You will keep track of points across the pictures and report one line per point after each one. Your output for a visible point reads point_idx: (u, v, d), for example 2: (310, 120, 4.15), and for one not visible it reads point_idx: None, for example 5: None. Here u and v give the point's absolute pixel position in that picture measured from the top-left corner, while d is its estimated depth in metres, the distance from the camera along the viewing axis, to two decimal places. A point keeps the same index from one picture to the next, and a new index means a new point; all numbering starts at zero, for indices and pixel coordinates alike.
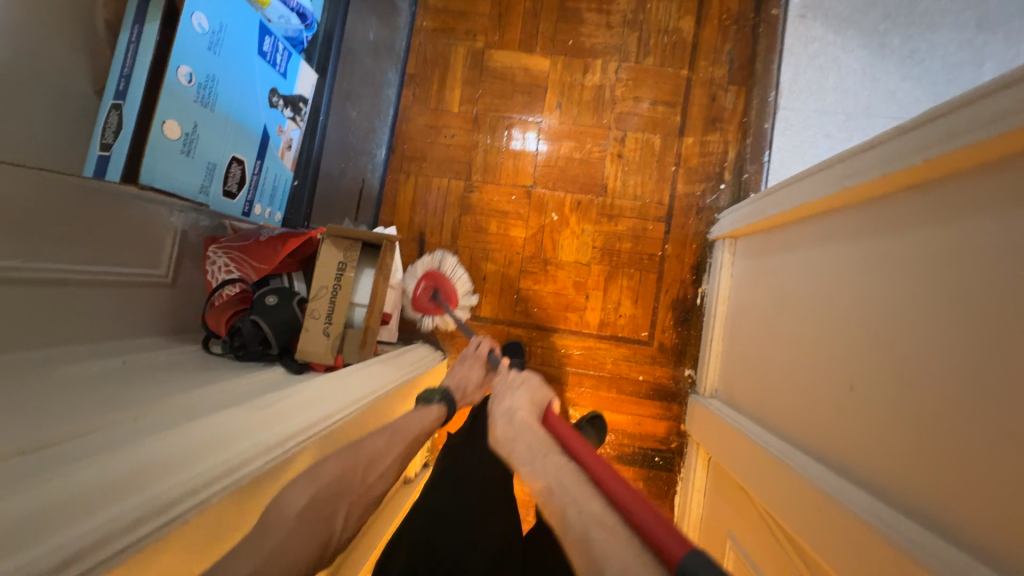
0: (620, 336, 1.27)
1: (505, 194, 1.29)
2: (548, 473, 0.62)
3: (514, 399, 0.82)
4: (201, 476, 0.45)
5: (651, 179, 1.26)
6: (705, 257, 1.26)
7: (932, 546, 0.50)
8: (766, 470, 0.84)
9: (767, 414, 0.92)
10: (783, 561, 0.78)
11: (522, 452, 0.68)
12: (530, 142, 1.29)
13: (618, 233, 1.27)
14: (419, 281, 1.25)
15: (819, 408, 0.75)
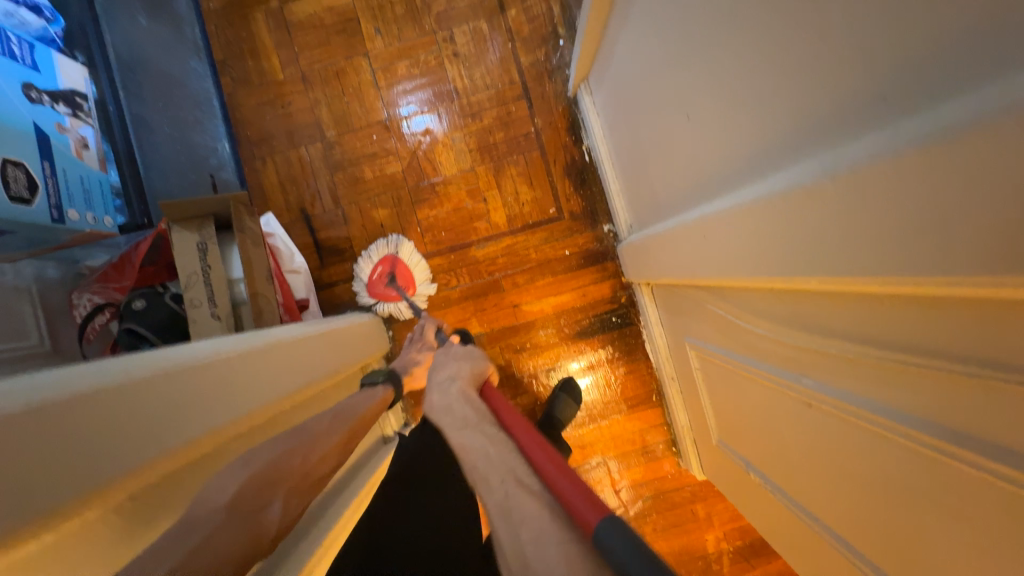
0: (532, 221, 1.26)
1: (366, 137, 1.26)
2: (474, 445, 0.59)
3: (450, 377, 0.81)
4: (72, 385, 0.39)
5: (495, 63, 1.25)
6: (576, 114, 1.26)
7: (768, 186, 0.50)
8: (672, 249, 0.84)
9: (664, 206, 0.92)
10: (723, 320, 0.78)
11: (453, 424, 0.66)
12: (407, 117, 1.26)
13: (488, 127, 1.25)
14: (375, 267, 1.23)
15: (688, 160, 0.75)
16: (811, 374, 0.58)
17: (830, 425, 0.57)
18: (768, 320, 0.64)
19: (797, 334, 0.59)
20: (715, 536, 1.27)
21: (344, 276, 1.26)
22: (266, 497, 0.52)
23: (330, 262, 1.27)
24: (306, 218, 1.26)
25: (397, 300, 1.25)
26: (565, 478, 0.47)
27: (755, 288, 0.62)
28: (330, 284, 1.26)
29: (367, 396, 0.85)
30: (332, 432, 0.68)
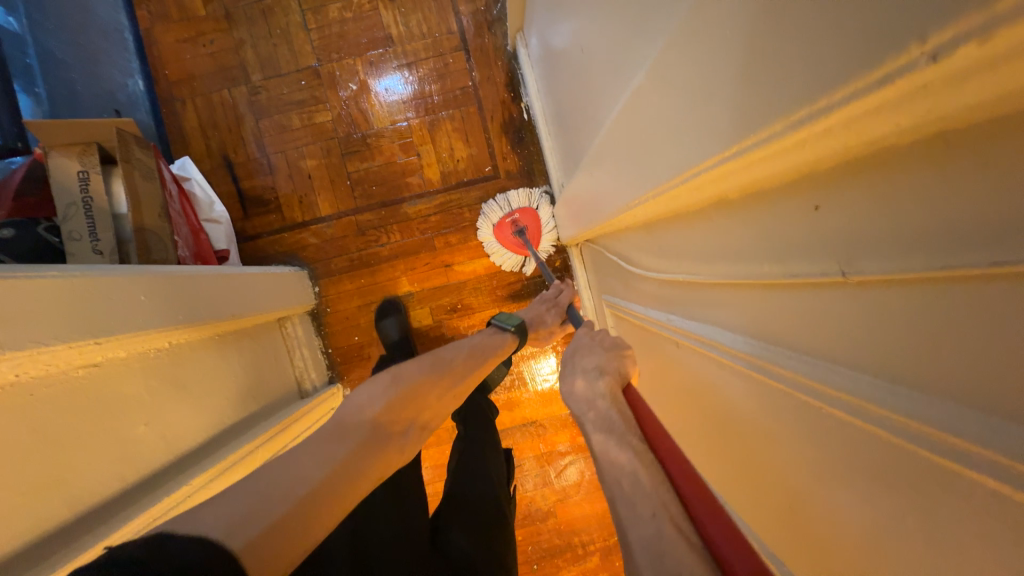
0: (467, 179, 1.23)
1: (295, 83, 1.19)
2: (621, 466, 0.46)
3: (593, 363, 0.63)
4: None
5: (432, 11, 1.19)
6: (515, 70, 1.22)
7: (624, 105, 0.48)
8: (582, 196, 0.82)
9: (580, 155, 0.91)
10: (621, 268, 0.78)
11: (594, 425, 0.52)
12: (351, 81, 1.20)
13: (424, 79, 1.21)
14: (514, 212, 1.19)
15: (590, 101, 0.73)
16: (680, 308, 0.56)
17: (690, 361, 0.55)
18: (650, 259, 0.62)
19: (668, 267, 0.56)
20: None
21: (268, 228, 1.21)
22: (400, 424, 0.60)
23: (254, 213, 1.21)
24: (228, 165, 1.20)
25: (518, 254, 1.21)
26: (716, 523, 0.37)
27: (633, 220, 0.59)
28: (254, 236, 1.21)
29: (499, 338, 0.86)
30: (465, 373, 0.73)
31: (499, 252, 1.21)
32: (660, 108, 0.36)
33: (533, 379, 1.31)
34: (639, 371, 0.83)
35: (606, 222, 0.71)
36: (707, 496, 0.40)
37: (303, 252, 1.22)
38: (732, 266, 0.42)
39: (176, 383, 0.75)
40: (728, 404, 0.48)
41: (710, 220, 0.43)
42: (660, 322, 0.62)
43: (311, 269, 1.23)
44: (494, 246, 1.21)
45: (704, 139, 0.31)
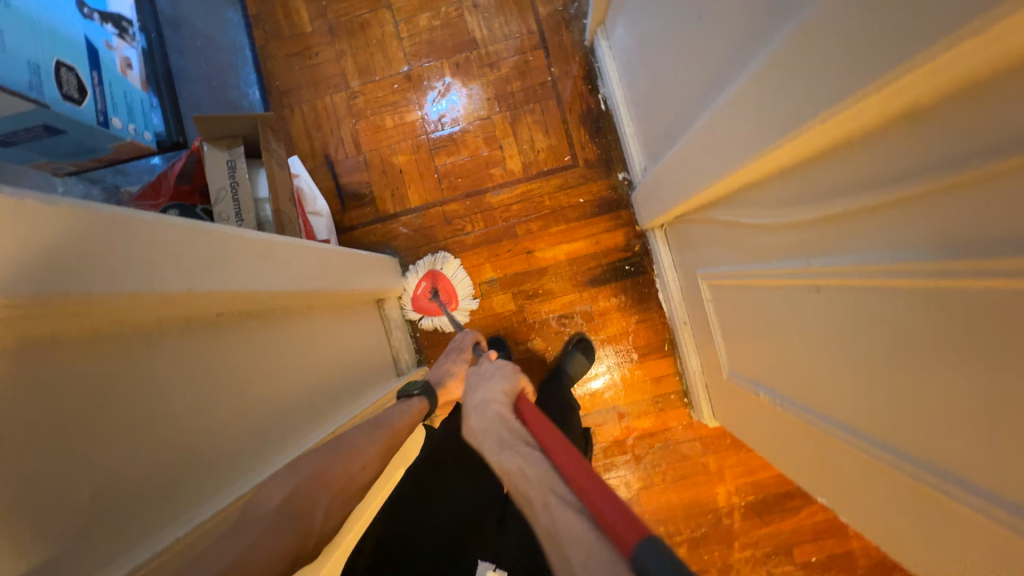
0: (547, 169, 1.28)
1: (388, 87, 1.30)
2: (514, 469, 0.61)
3: (488, 392, 0.81)
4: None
5: (513, 14, 1.27)
6: (592, 64, 1.27)
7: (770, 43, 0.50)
8: (684, 166, 0.84)
9: (672, 129, 0.93)
10: (729, 229, 0.79)
11: (493, 448, 0.67)
12: (440, 82, 1.29)
13: (506, 77, 1.28)
14: (420, 282, 1.28)
15: (691, 69, 0.76)
16: (812, 251, 0.57)
17: (831, 303, 0.56)
18: (771, 208, 0.63)
19: (797, 208, 0.57)
20: (729, 490, 1.26)
21: (364, 220, 1.31)
22: (311, 505, 0.57)
23: (351, 207, 1.31)
24: (329, 163, 1.31)
25: (439, 315, 1.28)
26: (603, 501, 0.49)
27: (756, 168, 0.61)
28: (349, 228, 1.31)
29: (405, 403, 0.84)
30: (373, 441, 0.70)
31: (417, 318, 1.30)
32: (842, 26, 0.38)
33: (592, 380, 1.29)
34: (752, 336, 0.83)
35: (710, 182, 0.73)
36: (592, 482, 0.52)
37: (394, 242, 1.31)
38: (890, 181, 0.42)
39: (304, 348, 0.82)
40: (885, 334, 0.48)
41: (863, 147, 0.45)
42: (786, 270, 0.63)
43: (401, 258, 1.31)
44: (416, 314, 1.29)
45: (908, 36, 0.33)
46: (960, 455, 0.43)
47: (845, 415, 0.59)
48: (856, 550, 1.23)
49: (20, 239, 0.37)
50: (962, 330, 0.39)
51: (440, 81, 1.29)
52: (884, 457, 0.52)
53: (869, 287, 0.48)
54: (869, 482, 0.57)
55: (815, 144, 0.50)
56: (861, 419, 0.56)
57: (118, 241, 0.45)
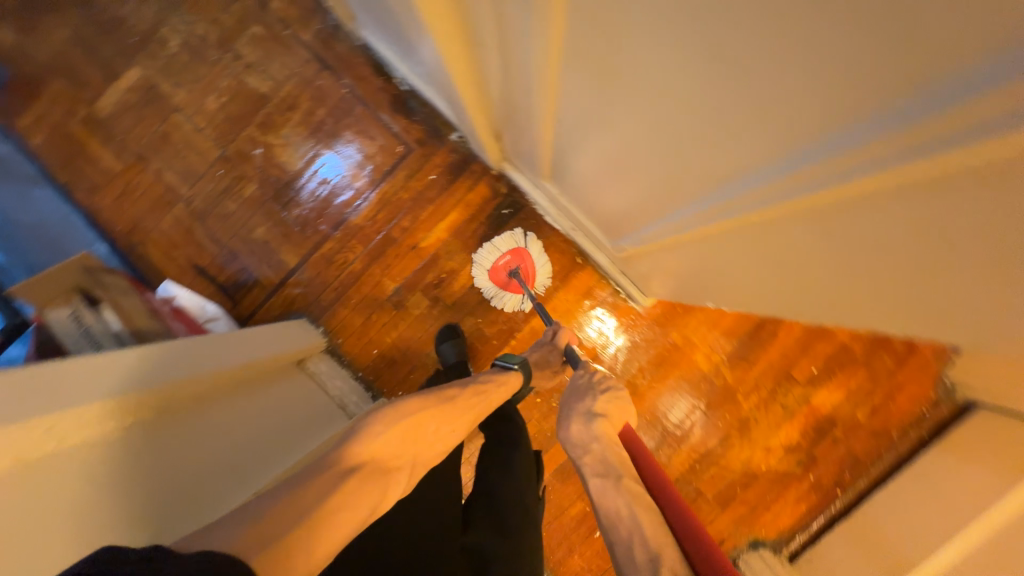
0: (388, 166, 1.30)
1: (216, 177, 1.32)
2: (615, 508, 0.60)
3: (592, 409, 0.79)
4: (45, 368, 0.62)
5: (284, 54, 1.30)
6: (374, 56, 1.29)
7: None
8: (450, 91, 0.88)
9: (431, 70, 0.98)
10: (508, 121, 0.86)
11: (592, 473, 0.68)
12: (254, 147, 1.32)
13: (310, 110, 1.30)
14: (505, 255, 1.25)
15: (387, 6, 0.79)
16: (530, 77, 0.58)
17: (575, 108, 0.56)
18: (496, 62, 0.64)
19: (496, 42, 0.58)
20: (706, 350, 1.24)
21: (259, 302, 1.31)
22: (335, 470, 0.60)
23: (241, 297, 1.32)
24: (202, 270, 1.32)
25: (516, 292, 1.26)
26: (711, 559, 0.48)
27: (453, 38, 0.62)
28: (251, 316, 1.31)
29: (502, 376, 0.92)
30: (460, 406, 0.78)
31: (495, 292, 1.26)
32: None
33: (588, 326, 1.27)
34: (592, 195, 0.83)
35: (460, 78, 0.75)
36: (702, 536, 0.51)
37: (295, 306, 1.31)
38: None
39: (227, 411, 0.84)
40: (604, 97, 0.49)
41: None
42: (542, 110, 0.63)
43: (310, 315, 1.31)
44: (490, 287, 1.26)
45: None
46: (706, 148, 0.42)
47: (666, 195, 0.59)
48: (845, 340, 1.20)
49: (75, 380, 0.63)
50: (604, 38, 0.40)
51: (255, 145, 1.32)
52: (702, 192, 0.51)
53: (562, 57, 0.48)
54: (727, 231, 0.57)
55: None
56: (671, 188, 0.56)
57: (119, 365, 0.71)
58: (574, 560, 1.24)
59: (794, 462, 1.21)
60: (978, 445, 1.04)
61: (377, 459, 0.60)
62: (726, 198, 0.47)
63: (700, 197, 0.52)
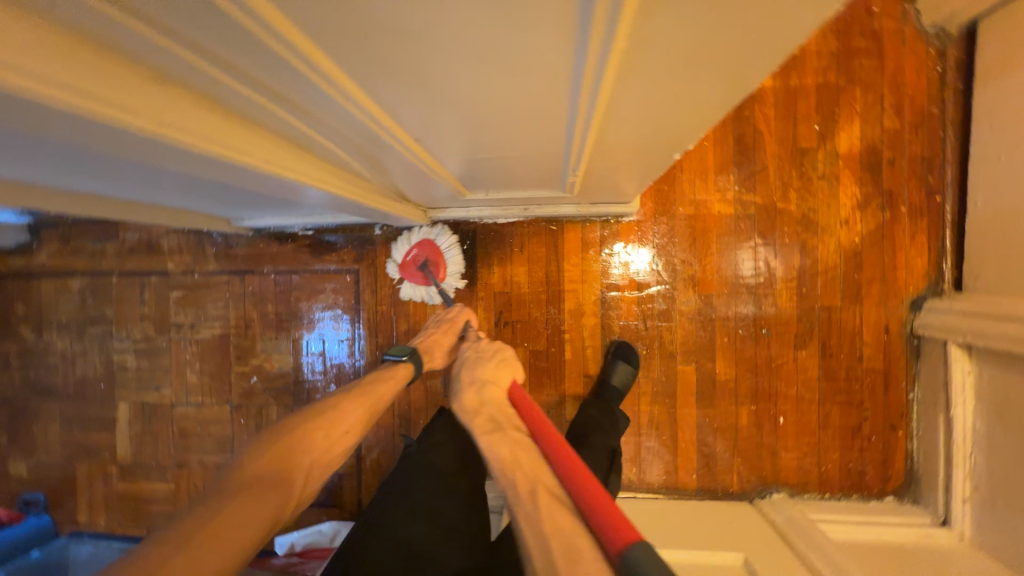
0: (353, 300, 1.30)
1: (241, 427, 1.34)
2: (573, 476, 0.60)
3: (485, 375, 0.81)
4: None
5: (208, 293, 1.33)
6: (270, 232, 1.32)
7: (160, 164, 0.52)
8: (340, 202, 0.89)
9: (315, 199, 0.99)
10: (402, 182, 0.87)
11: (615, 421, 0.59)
12: (248, 379, 1.34)
13: (263, 314, 1.33)
14: (409, 249, 1.23)
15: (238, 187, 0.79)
16: (364, 124, 0.50)
17: (418, 110, 0.48)
18: (337, 142, 0.57)
19: (320, 128, 0.51)
20: (721, 196, 1.15)
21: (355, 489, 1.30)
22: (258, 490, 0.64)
23: (339, 498, 1.30)
24: None
25: (422, 285, 1.23)
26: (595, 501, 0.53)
27: (281, 156, 0.55)
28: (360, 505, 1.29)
29: (390, 369, 0.94)
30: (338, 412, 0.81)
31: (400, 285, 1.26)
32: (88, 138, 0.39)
33: (614, 264, 1.20)
34: (508, 166, 0.73)
35: (324, 182, 0.67)
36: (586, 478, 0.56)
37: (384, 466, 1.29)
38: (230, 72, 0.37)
39: None
40: (410, 72, 0.39)
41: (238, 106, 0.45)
42: (399, 139, 0.55)
43: None
44: (404, 283, 1.25)
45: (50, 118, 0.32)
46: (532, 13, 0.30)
47: (559, 111, 0.48)
48: (820, 80, 1.11)
49: None
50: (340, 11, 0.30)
51: (247, 377, 1.33)
52: (573, 69, 0.38)
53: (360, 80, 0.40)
54: (638, 103, 0.46)
55: (222, 115, 0.44)
56: (555, 99, 0.45)
57: None
58: (785, 456, 1.14)
59: (878, 210, 1.10)
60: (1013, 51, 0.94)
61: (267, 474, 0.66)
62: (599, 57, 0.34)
63: (578, 80, 0.39)
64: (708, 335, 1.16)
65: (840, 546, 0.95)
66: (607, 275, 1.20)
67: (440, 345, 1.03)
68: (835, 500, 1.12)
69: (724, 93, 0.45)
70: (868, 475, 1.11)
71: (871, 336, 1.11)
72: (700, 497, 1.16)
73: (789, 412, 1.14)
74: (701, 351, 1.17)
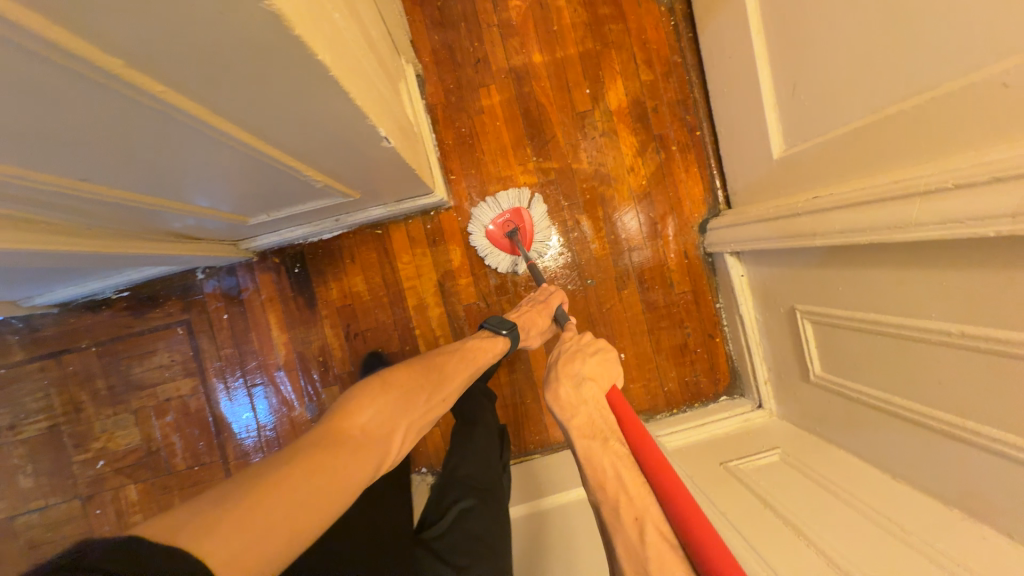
0: (192, 351, 1.24)
1: (101, 519, 1.22)
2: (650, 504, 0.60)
3: (583, 370, 0.79)
4: None
5: (22, 386, 1.21)
6: (80, 304, 1.22)
7: None
8: (118, 258, 0.87)
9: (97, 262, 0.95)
10: (178, 225, 0.87)
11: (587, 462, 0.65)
12: (95, 465, 1.23)
13: (93, 392, 1.23)
14: (505, 215, 1.21)
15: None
16: (31, 192, 0.52)
17: (66, 171, 0.50)
18: (21, 208, 0.58)
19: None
20: (522, 169, 1.24)
21: None
22: (380, 441, 0.66)
23: None
24: None
25: (512, 253, 1.21)
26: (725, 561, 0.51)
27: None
28: None
29: (489, 339, 0.93)
30: (450, 379, 0.82)
31: (485, 252, 1.22)
32: None
33: (442, 251, 1.24)
34: (249, 187, 0.75)
35: (34, 242, 0.66)
36: (718, 533, 0.53)
37: None
38: None
39: None
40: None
41: None
42: (90, 194, 0.57)
43: None
44: (484, 248, 1.22)
45: None
46: (15, 68, 0.33)
47: (194, 138, 0.51)
48: (578, 49, 1.23)
49: None
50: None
51: (94, 464, 1.23)
52: (133, 103, 0.41)
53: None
54: (255, 112, 0.50)
55: None
56: (167, 129, 0.48)
57: None
58: (633, 387, 1.25)
59: (655, 153, 1.24)
60: (708, 1, 1.11)
61: (382, 423, 0.68)
62: (118, 80, 0.38)
63: (153, 107, 0.43)
64: None
65: (675, 452, 1.07)
66: (440, 263, 1.24)
67: (535, 325, 0.98)
68: (681, 412, 1.25)
69: (332, 89, 0.50)
70: (702, 382, 1.26)
71: (676, 263, 1.25)
72: None
73: (627, 347, 1.25)
74: None
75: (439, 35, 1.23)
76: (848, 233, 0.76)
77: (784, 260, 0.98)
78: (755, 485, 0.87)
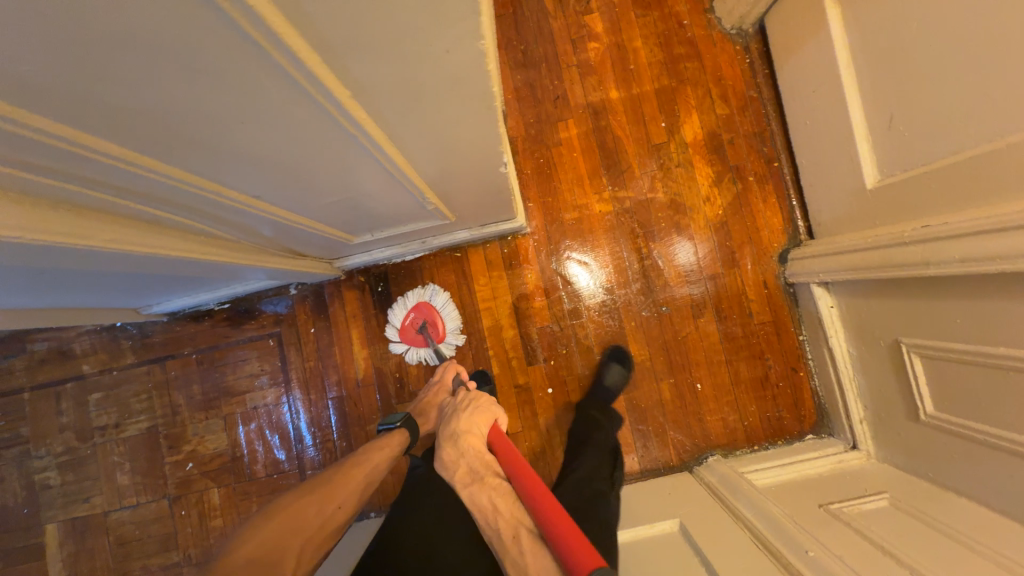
0: (280, 362, 1.32)
1: (184, 520, 1.28)
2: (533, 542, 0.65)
3: (461, 426, 0.81)
4: None
5: (129, 387, 1.31)
6: (186, 314, 1.33)
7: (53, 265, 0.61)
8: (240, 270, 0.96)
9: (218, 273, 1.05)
10: (294, 242, 0.96)
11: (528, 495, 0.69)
12: (183, 466, 1.30)
13: (189, 397, 1.31)
14: (408, 313, 1.26)
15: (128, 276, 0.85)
16: (215, 200, 0.60)
17: (251, 180, 0.58)
18: (195, 217, 0.66)
19: (185, 208, 0.61)
20: (598, 198, 1.28)
21: None
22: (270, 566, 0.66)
23: None
24: None
25: (428, 348, 1.24)
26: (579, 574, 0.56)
27: (142, 233, 0.62)
28: None
29: (385, 438, 0.94)
30: (348, 487, 0.82)
31: (409, 351, 1.26)
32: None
33: (518, 275, 1.28)
34: (371, 206, 0.82)
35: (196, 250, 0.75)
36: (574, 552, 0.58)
37: None
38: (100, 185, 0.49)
39: None
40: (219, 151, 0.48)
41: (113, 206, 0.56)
42: (254, 203, 0.65)
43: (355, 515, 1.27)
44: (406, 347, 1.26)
45: None
46: (274, 89, 0.40)
47: (359, 156, 0.57)
48: (654, 85, 1.29)
49: None
50: (137, 119, 0.38)
51: (183, 465, 1.30)
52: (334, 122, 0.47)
53: (199, 167, 0.50)
54: (418, 133, 0.56)
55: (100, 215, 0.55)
56: (344, 147, 0.54)
57: None
58: (711, 420, 1.21)
59: (731, 183, 1.26)
60: (792, 37, 1.14)
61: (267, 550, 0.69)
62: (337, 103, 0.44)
63: (348, 127, 0.49)
64: (617, 323, 1.25)
65: (765, 490, 1.01)
66: (515, 287, 1.28)
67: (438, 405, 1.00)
68: (763, 449, 1.19)
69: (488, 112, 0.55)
70: (786, 419, 1.20)
71: (754, 293, 1.23)
72: (645, 477, 1.20)
73: (703, 377, 1.22)
74: (615, 340, 1.25)
75: (522, 75, 1.32)
76: (966, 262, 0.74)
77: (886, 290, 0.95)
78: (866, 530, 0.81)
